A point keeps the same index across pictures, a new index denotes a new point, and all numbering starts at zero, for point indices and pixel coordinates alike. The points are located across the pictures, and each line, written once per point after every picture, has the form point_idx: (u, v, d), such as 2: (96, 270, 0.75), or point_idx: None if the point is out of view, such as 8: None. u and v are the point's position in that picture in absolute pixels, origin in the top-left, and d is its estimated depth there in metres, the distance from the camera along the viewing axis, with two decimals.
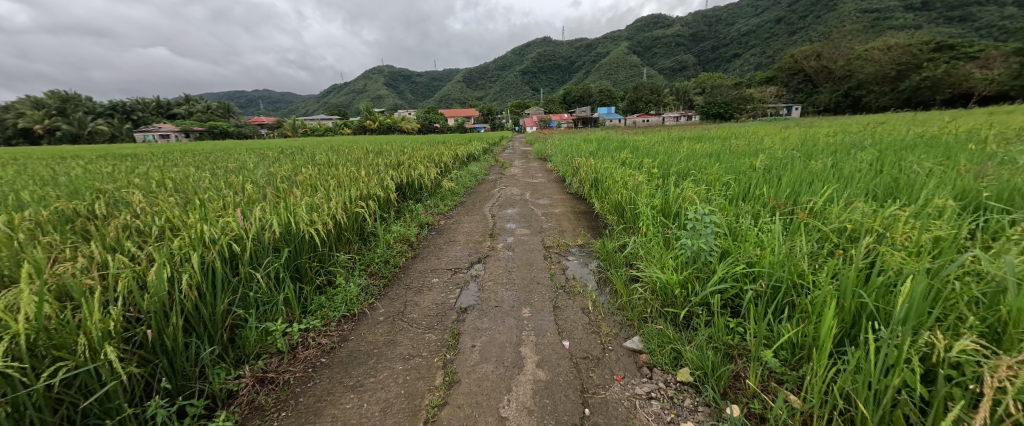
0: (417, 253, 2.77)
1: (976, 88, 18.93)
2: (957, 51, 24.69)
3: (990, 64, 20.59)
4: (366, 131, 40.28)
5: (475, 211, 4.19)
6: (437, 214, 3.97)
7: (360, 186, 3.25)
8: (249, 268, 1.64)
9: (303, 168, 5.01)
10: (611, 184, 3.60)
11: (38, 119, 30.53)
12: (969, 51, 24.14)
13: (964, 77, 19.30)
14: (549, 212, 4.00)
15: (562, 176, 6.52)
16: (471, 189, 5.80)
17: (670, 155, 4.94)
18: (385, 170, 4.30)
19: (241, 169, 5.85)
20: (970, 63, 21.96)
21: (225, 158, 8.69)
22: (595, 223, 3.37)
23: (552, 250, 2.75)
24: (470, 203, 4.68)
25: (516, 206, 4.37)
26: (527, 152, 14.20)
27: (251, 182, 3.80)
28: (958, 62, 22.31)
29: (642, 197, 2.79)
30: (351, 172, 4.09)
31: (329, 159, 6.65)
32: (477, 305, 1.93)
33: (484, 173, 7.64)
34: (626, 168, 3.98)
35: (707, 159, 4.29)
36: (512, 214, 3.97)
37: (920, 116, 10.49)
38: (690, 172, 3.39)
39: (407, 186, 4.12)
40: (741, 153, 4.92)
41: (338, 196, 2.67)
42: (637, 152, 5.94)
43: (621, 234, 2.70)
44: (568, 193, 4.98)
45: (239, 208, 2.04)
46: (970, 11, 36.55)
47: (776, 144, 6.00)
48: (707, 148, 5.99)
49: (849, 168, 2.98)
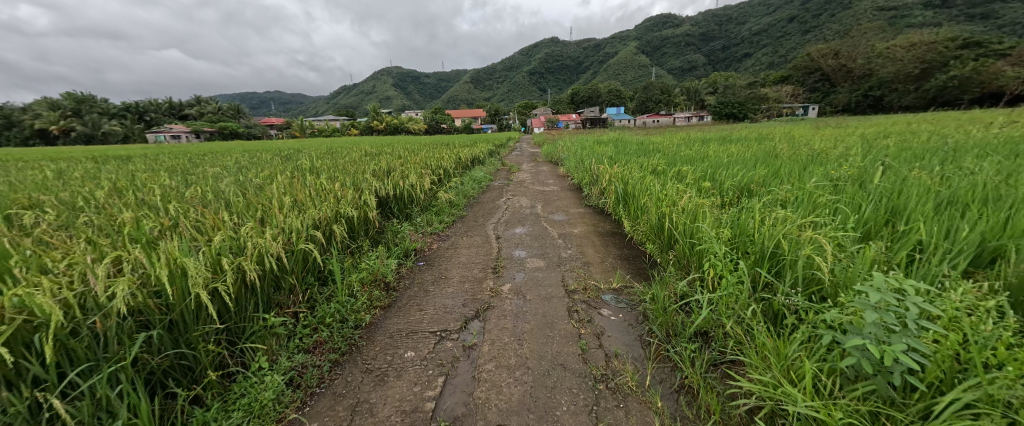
0: (394, 301, 2.03)
1: (1009, 87, 17.83)
2: (986, 48, 23.41)
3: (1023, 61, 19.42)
4: (372, 132, 40.15)
5: (476, 231, 3.45)
6: (429, 236, 3.24)
7: (327, 204, 2.53)
8: (56, 382, 0.92)
9: (279, 176, 4.36)
10: (648, 201, 2.83)
11: (55, 119, 31.04)
12: (1000, 48, 22.86)
13: (996, 75, 18.22)
14: (567, 234, 3.25)
15: (577, 183, 5.78)
16: (473, 198, 5.11)
17: (708, 162, 4.19)
18: (369, 181, 3.60)
19: (218, 175, 5.26)
20: (1000, 60, 20.80)
21: (213, 161, 8.16)
22: (629, 253, 2.60)
23: (579, 300, 1.99)
24: (471, 218, 3.96)
25: (525, 224, 3.63)
26: (535, 155, 13.46)
27: (206, 196, 3.17)
28: (988, 59, 21.12)
29: (702, 224, 2.02)
30: (330, 182, 3.42)
31: (317, 163, 6.04)
32: (467, 419, 1.18)
33: (489, 178, 6.96)
34: (663, 179, 3.23)
35: (760, 167, 3.52)
36: (521, 235, 3.25)
37: (964, 117, 9.58)
38: (753, 188, 2.63)
39: (394, 200, 3.42)
40: (793, 158, 4.15)
41: (285, 222, 1.93)
42: (663, 156, 5.18)
43: (675, 278, 1.95)
44: (587, 205, 4.25)
45: (99, 254, 1.31)
46: (995, 7, 35.05)
47: (824, 147, 5.21)
48: (745, 152, 5.20)
49: (982, 184, 2.18)
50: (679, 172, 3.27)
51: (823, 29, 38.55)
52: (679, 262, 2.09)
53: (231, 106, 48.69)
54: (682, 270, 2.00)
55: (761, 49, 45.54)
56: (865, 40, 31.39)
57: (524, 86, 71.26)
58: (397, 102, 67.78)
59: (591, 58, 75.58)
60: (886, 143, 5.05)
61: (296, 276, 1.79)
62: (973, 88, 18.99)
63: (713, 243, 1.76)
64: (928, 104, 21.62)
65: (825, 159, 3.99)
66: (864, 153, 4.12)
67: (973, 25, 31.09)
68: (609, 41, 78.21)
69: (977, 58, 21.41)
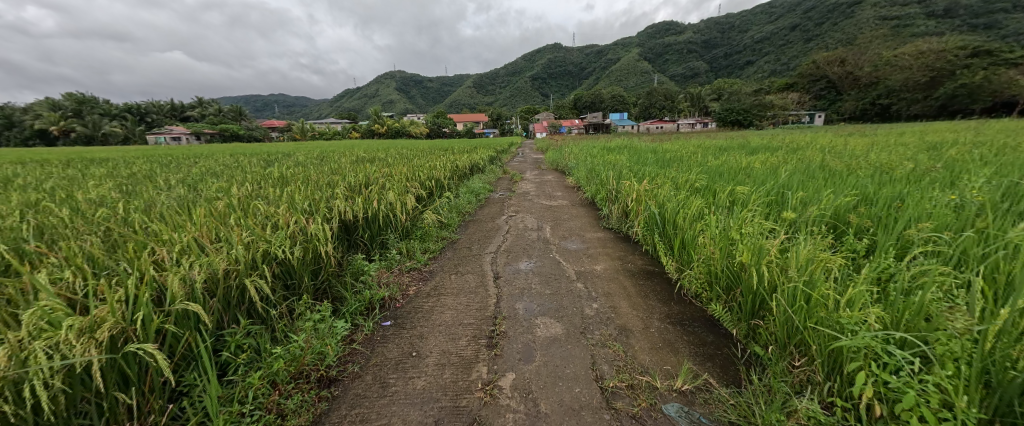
0: (325, 411, 1.25)
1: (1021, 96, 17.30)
2: (996, 57, 22.91)
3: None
4: (373, 135, 39.58)
5: (469, 265, 2.71)
6: (408, 274, 2.50)
7: (255, 239, 1.78)
8: None
9: (240, 188, 3.68)
10: (703, 236, 2.08)
11: (55, 121, 30.57)
12: (1010, 57, 22.34)
13: (1008, 84, 17.74)
14: (586, 273, 2.49)
15: (589, 198, 5.04)
16: (469, 215, 4.39)
17: (754, 177, 3.46)
18: (337, 199, 2.86)
19: (179, 184, 4.60)
20: (1011, 69, 20.29)
21: (189, 166, 7.50)
22: (684, 316, 1.82)
23: (622, 412, 1.23)
24: (464, 245, 3.22)
25: (531, 256, 2.85)
26: (539, 161, 12.73)
27: (119, 217, 2.45)
28: (999, 68, 20.66)
29: (826, 294, 1.25)
30: (284, 199, 2.68)
31: (294, 171, 5.37)
32: None
33: (489, 189, 6.25)
34: (714, 204, 2.48)
35: (833, 188, 2.79)
36: (527, 274, 2.49)
37: (996, 126, 8.88)
38: (862, 223, 1.88)
39: (364, 224, 2.68)
40: (857, 175, 3.43)
41: (140, 290, 1.18)
42: (691, 168, 4.46)
43: (789, 392, 1.17)
44: (606, 229, 3.53)
45: None
46: (999, 15, 34.79)
47: (877, 161, 4.48)
48: (784, 164, 4.46)
49: None
50: (736, 192, 2.53)
51: (827, 37, 38.22)
52: (786, 352, 1.31)
53: (232, 108, 48.12)
54: (795, 369, 1.23)
55: (766, 56, 45.12)
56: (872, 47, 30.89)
57: (526, 91, 71.11)
58: (399, 105, 67.45)
59: (594, 64, 75.40)
60: (951, 156, 4.30)
61: (144, 387, 1.04)
62: (986, 98, 18.53)
63: (878, 345, 0.99)
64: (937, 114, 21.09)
65: (898, 175, 3.26)
66: (941, 169, 3.38)
67: (979, 34, 30.73)
68: (612, 48, 78.07)
69: (988, 67, 20.98)
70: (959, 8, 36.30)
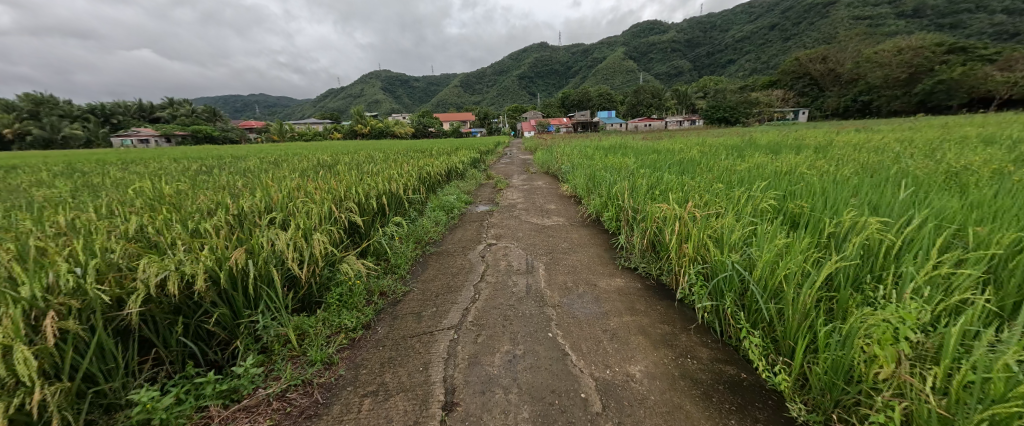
0: None
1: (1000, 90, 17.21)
2: (973, 53, 23.10)
3: (1011, 66, 18.98)
4: (355, 136, 37.58)
5: (410, 365, 1.53)
6: (277, 404, 1.28)
7: None
8: None
9: (79, 219, 2.44)
10: (893, 356, 0.96)
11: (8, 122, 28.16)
12: (985, 53, 22.53)
13: (984, 79, 17.75)
14: (616, 388, 1.34)
15: (591, 215, 3.93)
16: (432, 244, 3.22)
17: (836, 191, 2.40)
18: (176, 248, 1.63)
19: (33, 204, 3.35)
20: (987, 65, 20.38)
21: (100, 174, 6.16)
22: None
23: None
24: (410, 310, 2.03)
25: (515, 338, 1.70)
26: (526, 163, 11.64)
27: None
28: (976, 64, 20.73)
29: None
30: (54, 255, 1.43)
31: (208, 183, 4.15)
32: None
33: (466, 202, 5.07)
34: (849, 258, 1.39)
35: (1005, 213, 1.72)
36: (507, 396, 1.31)
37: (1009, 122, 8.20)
38: None
39: (203, 300, 1.47)
40: (978, 186, 2.40)
41: None
42: (724, 178, 3.38)
43: None
44: (626, 271, 2.41)
45: None
46: (968, 13, 35.61)
47: (950, 163, 3.53)
48: (841, 172, 3.42)
49: None
50: (877, 230, 1.44)
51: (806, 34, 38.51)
52: None
53: (205, 108, 45.86)
54: None
55: (748, 54, 45.33)
56: (854, 44, 31.00)
57: (513, 89, 70.02)
58: (386, 105, 65.66)
59: (581, 62, 74.84)
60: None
61: None
62: (961, 93, 18.37)
63: None
64: (917, 109, 21.02)
65: None
66: None
67: (951, 33, 31.31)
68: (597, 47, 77.87)
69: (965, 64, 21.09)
70: (931, 7, 36.97)
